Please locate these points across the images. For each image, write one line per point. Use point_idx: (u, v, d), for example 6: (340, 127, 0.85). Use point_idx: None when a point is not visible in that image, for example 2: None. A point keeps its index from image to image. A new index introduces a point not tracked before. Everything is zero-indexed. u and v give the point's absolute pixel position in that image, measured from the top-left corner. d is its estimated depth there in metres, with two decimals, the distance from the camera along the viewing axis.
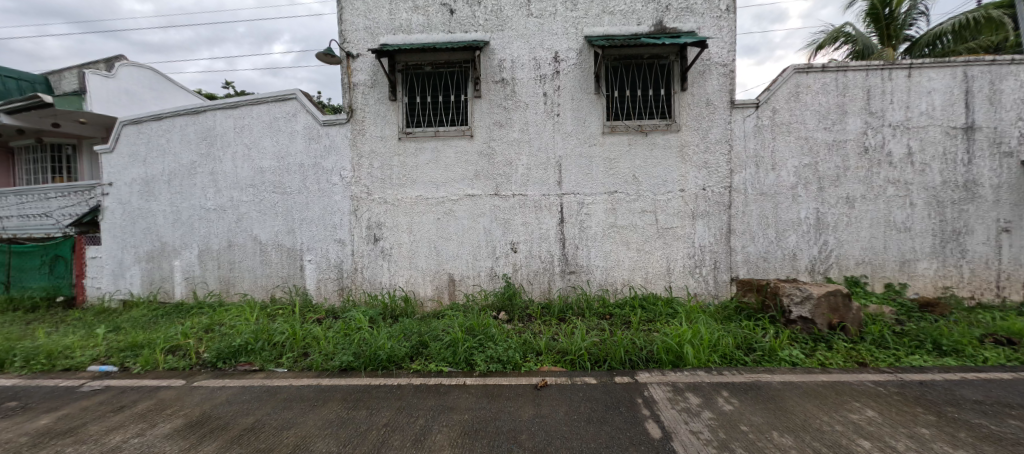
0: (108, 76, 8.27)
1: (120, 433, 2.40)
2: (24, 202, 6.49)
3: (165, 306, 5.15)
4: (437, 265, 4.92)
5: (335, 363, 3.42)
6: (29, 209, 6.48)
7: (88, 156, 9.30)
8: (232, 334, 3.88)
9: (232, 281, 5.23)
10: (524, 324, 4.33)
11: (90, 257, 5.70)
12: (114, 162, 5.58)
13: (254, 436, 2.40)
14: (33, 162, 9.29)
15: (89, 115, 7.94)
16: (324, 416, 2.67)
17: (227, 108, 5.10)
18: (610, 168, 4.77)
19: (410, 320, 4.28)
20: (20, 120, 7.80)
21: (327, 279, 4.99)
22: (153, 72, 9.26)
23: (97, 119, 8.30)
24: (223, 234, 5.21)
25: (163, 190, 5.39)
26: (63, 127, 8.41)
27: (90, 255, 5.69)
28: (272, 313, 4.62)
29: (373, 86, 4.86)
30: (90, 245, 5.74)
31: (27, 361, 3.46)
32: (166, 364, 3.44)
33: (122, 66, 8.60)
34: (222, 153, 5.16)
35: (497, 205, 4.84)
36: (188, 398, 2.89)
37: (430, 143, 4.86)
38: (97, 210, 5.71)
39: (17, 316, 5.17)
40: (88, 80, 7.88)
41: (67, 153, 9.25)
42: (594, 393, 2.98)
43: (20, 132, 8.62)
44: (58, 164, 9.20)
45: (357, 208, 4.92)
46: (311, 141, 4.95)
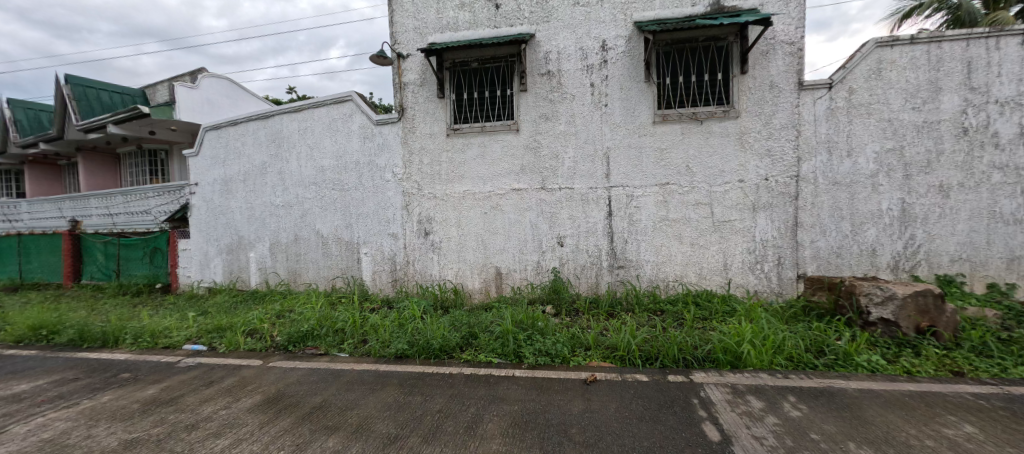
0: (192, 87, 9.22)
1: (211, 404, 2.73)
2: (131, 200, 7.20)
3: (243, 293, 5.69)
4: (484, 259, 5.00)
5: (391, 350, 3.59)
6: (133, 207, 7.19)
7: (178, 159, 10.40)
8: (300, 320, 4.21)
9: (299, 272, 5.65)
10: (571, 318, 4.28)
11: (180, 249, 6.41)
12: (198, 165, 6.23)
13: (322, 415, 2.65)
14: (136, 166, 10.61)
15: (178, 123, 8.90)
16: (383, 399, 2.86)
17: (292, 112, 5.51)
18: (662, 158, 4.57)
19: (459, 311, 4.39)
20: (125, 129, 8.85)
21: (382, 270, 5.25)
22: (228, 82, 10.20)
23: (184, 127, 9.29)
24: (290, 229, 5.65)
25: (240, 189, 5.93)
26: (158, 134, 9.48)
27: (181, 247, 6.41)
28: (334, 301, 4.95)
29: (422, 85, 5.01)
30: (181, 238, 6.46)
31: (136, 338, 3.96)
32: (246, 345, 3.79)
33: (204, 78, 9.55)
34: (288, 154, 5.58)
35: (543, 199, 4.82)
36: (265, 376, 3.18)
37: (477, 139, 4.93)
38: (186, 206, 6.38)
39: (126, 300, 5.95)
40: (177, 91, 8.85)
41: (161, 157, 10.41)
42: (645, 390, 2.90)
43: (124, 140, 9.86)
44: (154, 167, 10.42)
45: (408, 204, 5.12)
46: (366, 139, 5.21)
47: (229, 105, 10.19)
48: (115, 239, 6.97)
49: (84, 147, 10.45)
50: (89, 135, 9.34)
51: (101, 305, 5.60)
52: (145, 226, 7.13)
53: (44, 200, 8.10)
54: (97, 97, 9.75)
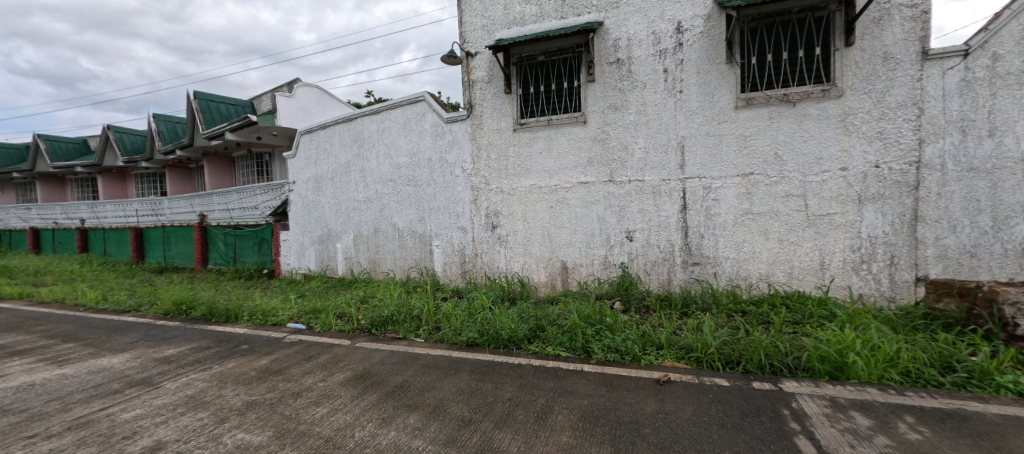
0: (290, 96, 10.39)
1: (311, 377, 3.09)
2: (242, 196, 8.15)
3: (332, 280, 6.31)
4: (550, 253, 5.01)
5: (462, 338, 3.75)
6: (244, 202, 8.15)
7: (279, 161, 11.87)
8: (381, 306, 4.57)
9: (378, 261, 6.12)
10: (641, 316, 4.12)
11: (282, 239, 7.30)
12: (295, 165, 7.01)
13: (403, 394, 2.87)
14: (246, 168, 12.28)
15: (278, 128, 10.09)
16: (457, 384, 3.00)
17: (372, 114, 5.96)
18: (746, 146, 4.19)
19: (526, 304, 4.45)
20: (239, 135, 10.25)
21: (452, 262, 5.49)
22: (318, 90, 11.34)
23: (284, 132, 10.52)
24: (371, 222, 6.14)
25: (328, 186, 6.57)
26: (264, 139, 10.82)
27: (282, 238, 7.28)
28: (410, 290, 5.29)
29: (490, 82, 5.12)
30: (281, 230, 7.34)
31: (250, 315, 4.59)
32: (337, 327, 4.21)
33: (299, 87, 10.72)
34: (368, 153, 6.05)
35: (611, 193, 4.68)
36: (354, 355, 3.50)
37: (544, 132, 4.92)
38: (285, 202, 7.23)
39: (241, 282, 6.91)
40: (278, 101, 10.04)
41: (266, 160, 11.97)
42: (726, 396, 2.70)
43: (238, 145, 11.44)
44: (261, 168, 12.00)
45: (477, 198, 5.28)
46: (437, 137, 5.47)
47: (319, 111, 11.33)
48: (232, 231, 8.09)
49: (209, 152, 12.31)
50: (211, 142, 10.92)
51: (223, 286, 6.57)
52: (252, 218, 8.09)
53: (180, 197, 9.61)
54: (216, 109, 11.36)
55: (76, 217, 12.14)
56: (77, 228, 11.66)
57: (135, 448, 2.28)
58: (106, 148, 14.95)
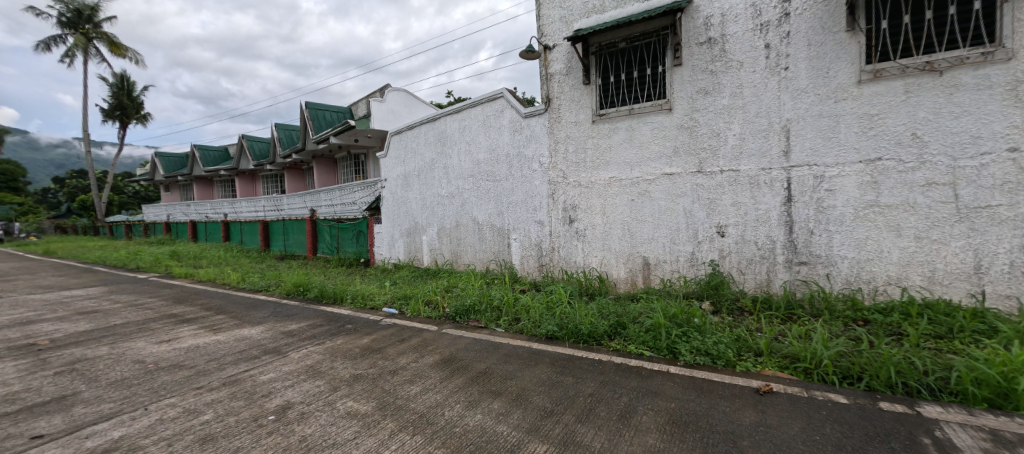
0: (381, 101, 11.40)
1: (405, 357, 3.37)
2: (343, 193, 9.21)
3: (419, 269, 6.81)
4: (630, 248, 4.82)
5: (542, 330, 3.79)
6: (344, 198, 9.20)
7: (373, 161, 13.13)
8: (464, 295, 4.81)
9: (459, 253, 6.46)
10: (735, 318, 3.78)
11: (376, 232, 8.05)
12: (386, 164, 7.68)
13: (487, 380, 2.99)
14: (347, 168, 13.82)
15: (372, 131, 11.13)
16: (538, 375, 3.05)
17: (454, 113, 6.29)
18: (871, 127, 3.58)
19: (606, 300, 4.35)
20: (341, 139, 11.54)
21: (529, 255, 5.58)
22: (406, 93, 12.25)
23: (377, 134, 11.61)
24: (452, 216, 6.48)
25: (414, 183, 7.09)
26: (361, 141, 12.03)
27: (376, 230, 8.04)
28: (489, 281, 5.49)
29: (568, 74, 5.07)
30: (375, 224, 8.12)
31: (353, 298, 5.15)
32: (425, 313, 4.53)
33: (389, 92, 11.70)
34: (450, 151, 6.38)
35: (700, 184, 4.35)
36: (441, 340, 3.74)
37: (624, 123, 4.73)
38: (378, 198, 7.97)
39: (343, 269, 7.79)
40: (371, 106, 11.08)
41: (362, 160, 13.32)
42: (845, 415, 2.35)
43: (340, 148, 12.89)
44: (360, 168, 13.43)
45: (554, 192, 5.29)
46: (515, 133, 5.57)
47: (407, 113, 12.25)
48: (334, 223, 9.12)
49: (318, 154, 14.08)
50: (317, 146, 12.45)
51: (329, 272, 7.48)
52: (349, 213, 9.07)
53: (297, 194, 11.17)
54: (321, 116, 12.88)
55: (220, 211, 14.76)
56: (221, 221, 14.18)
57: (271, 405, 2.71)
58: (240, 154, 17.88)
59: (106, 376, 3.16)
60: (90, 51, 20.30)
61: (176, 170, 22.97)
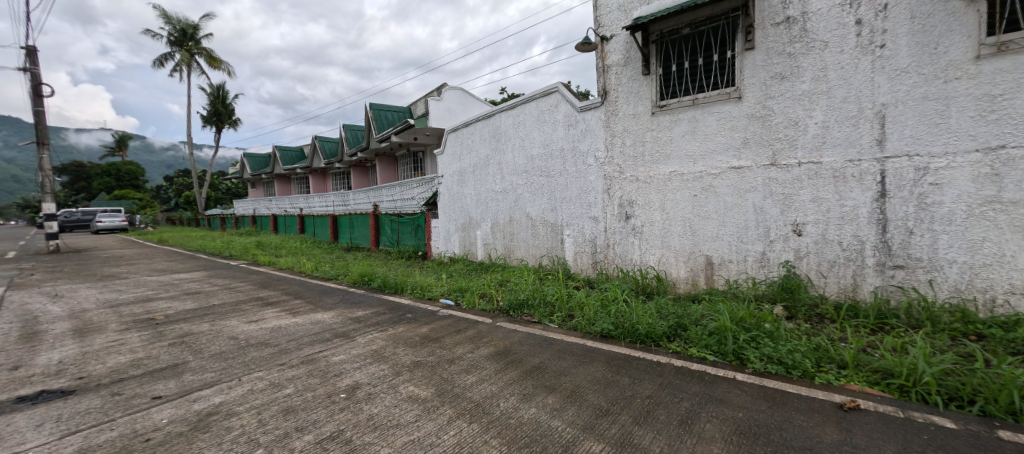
0: (439, 99, 11.86)
1: (461, 347, 3.49)
2: (404, 189, 9.76)
3: (473, 263, 7.02)
4: (692, 246, 4.57)
5: (596, 328, 3.74)
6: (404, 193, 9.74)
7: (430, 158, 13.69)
8: (518, 290, 4.87)
9: (512, 248, 6.55)
10: (813, 326, 3.45)
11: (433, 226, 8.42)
12: (442, 161, 7.99)
13: (541, 374, 3.01)
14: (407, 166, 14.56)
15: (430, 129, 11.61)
16: (592, 372, 3.01)
17: (508, 109, 6.37)
18: (993, 110, 3.05)
19: (665, 300, 4.17)
20: (402, 138, 12.18)
21: (583, 252, 5.51)
22: (462, 91, 12.60)
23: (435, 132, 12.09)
24: (506, 212, 6.59)
25: (469, 179, 7.31)
26: (420, 139, 12.60)
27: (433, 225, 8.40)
28: (542, 276, 5.52)
29: (626, 64, 4.91)
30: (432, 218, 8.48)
31: (412, 289, 5.43)
32: (480, 306, 4.65)
33: (446, 90, 12.12)
34: (505, 146, 6.47)
35: (773, 178, 4.01)
36: (496, 333, 3.83)
37: (687, 113, 4.48)
38: (436, 194, 8.31)
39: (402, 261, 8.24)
40: (430, 104, 11.57)
41: (420, 157, 13.96)
42: (953, 442, 2.04)
43: (401, 146, 13.60)
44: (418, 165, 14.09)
45: (609, 188, 5.17)
46: (570, 127, 5.52)
47: (462, 110, 12.60)
48: (394, 217, 9.65)
49: (381, 152, 14.99)
50: (380, 144, 13.25)
51: (390, 263, 7.95)
52: (409, 207, 9.59)
53: (361, 190, 11.99)
54: (383, 117, 13.66)
55: (296, 206, 16.28)
56: (297, 214, 15.64)
57: (342, 384, 2.95)
58: (315, 153, 19.52)
59: (208, 348, 3.63)
60: (194, 66, 23.30)
61: (260, 169, 25.64)
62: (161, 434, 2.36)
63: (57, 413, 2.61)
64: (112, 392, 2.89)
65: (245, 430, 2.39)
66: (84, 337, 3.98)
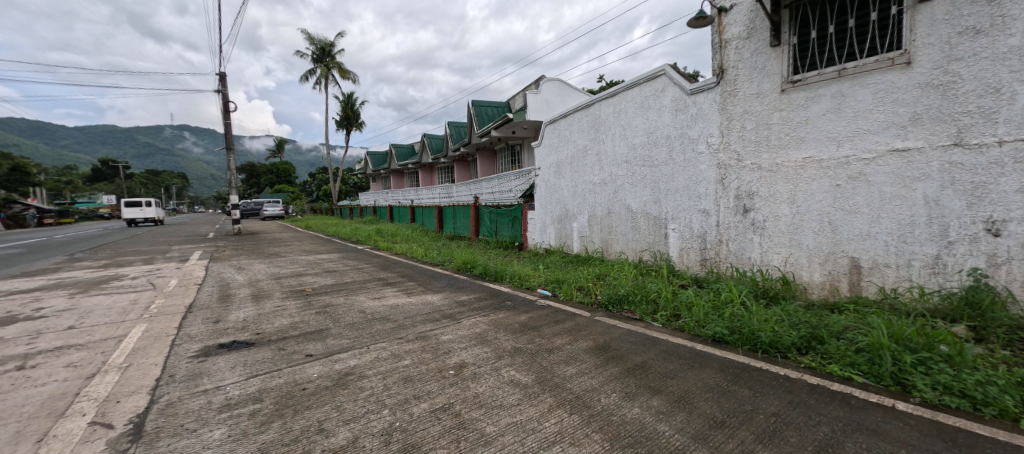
0: (537, 92, 12.08)
1: (560, 338, 3.52)
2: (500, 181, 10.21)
3: (570, 255, 7.12)
4: (832, 246, 3.88)
5: (708, 331, 3.44)
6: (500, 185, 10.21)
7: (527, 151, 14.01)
8: (617, 284, 4.75)
9: (610, 242, 6.52)
10: (1018, 355, 2.64)
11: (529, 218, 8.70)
12: (541, 153, 8.27)
13: (645, 374, 2.87)
14: (506, 159, 15.17)
15: (528, 122, 11.87)
16: (703, 379, 2.77)
17: (610, 97, 6.33)
18: None
19: (793, 306, 3.65)
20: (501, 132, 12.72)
21: (691, 248, 5.17)
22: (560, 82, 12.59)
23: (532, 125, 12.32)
24: (604, 204, 6.58)
25: (568, 171, 7.45)
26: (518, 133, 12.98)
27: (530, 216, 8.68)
28: (644, 272, 5.36)
29: (749, 37, 4.43)
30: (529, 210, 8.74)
31: (511, 278, 5.65)
32: (577, 298, 4.65)
33: (544, 83, 12.25)
34: (605, 136, 6.48)
35: (956, 163, 3.15)
36: (594, 327, 3.77)
37: (831, 88, 3.80)
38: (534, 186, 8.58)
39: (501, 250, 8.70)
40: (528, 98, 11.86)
41: (518, 150, 14.40)
42: None
43: (500, 140, 14.20)
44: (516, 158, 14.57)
45: (724, 177, 4.71)
46: (678, 112, 5.20)
47: (560, 101, 12.58)
48: (492, 209, 10.17)
49: (482, 147, 15.87)
50: (481, 139, 14.02)
51: (490, 252, 8.44)
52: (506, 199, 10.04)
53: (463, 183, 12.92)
54: (483, 112, 14.40)
55: (408, 198, 18.25)
56: (408, 205, 17.55)
57: (451, 361, 3.21)
58: (423, 150, 21.49)
59: (344, 318, 4.29)
60: (331, 78, 27.48)
61: (379, 165, 29.27)
62: (313, 385, 2.87)
63: (244, 359, 3.35)
64: (279, 347, 3.60)
65: (374, 391, 2.76)
66: (260, 301, 5.04)
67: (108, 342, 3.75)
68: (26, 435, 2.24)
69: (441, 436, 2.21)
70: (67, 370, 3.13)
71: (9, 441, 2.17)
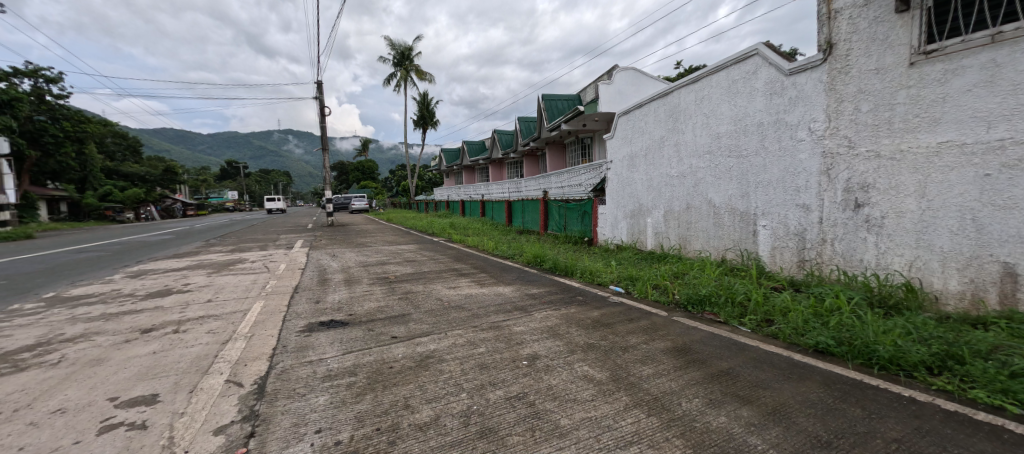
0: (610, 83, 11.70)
1: (635, 337, 3.42)
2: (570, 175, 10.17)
3: (644, 252, 6.92)
4: (976, 248, 3.22)
5: (808, 340, 3.09)
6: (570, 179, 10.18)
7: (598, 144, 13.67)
8: (698, 284, 4.48)
9: (689, 239, 6.24)
10: None
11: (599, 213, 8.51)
12: (613, 145, 8.07)
13: (732, 381, 2.67)
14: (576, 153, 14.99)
15: (600, 114, 11.56)
16: (803, 392, 2.49)
17: (691, 84, 6.04)
18: None
19: (921, 318, 3.14)
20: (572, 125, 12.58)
21: (786, 247, 4.74)
22: (635, 71, 12.07)
23: (604, 117, 11.98)
24: (683, 198, 6.29)
25: (642, 163, 7.19)
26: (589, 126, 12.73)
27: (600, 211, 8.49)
28: (729, 272, 5.02)
29: (866, 4, 3.83)
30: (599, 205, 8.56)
31: (581, 273, 5.61)
32: (653, 296, 4.46)
33: (618, 73, 11.82)
34: (684, 125, 6.19)
35: None
36: (672, 327, 3.60)
37: (980, 56, 3.14)
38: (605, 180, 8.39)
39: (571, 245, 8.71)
40: (600, 89, 11.55)
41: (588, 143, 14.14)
42: None
43: (570, 133, 14.06)
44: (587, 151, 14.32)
45: (831, 168, 4.18)
46: (773, 96, 4.77)
47: (634, 91, 12.07)
48: (560, 203, 10.15)
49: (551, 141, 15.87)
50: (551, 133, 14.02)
51: (559, 246, 8.46)
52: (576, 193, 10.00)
53: (533, 178, 13.09)
54: (554, 106, 14.33)
55: (479, 193, 18.94)
56: (479, 200, 18.22)
57: (524, 352, 3.27)
58: (494, 146, 22.08)
59: (423, 305, 4.60)
60: (409, 81, 29.35)
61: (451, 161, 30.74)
62: (398, 365, 3.13)
63: (340, 337, 3.75)
64: (369, 328, 3.98)
65: (452, 375, 2.92)
66: (351, 285, 5.62)
67: (236, 314, 4.46)
68: (182, 386, 2.76)
69: (517, 423, 2.27)
70: (208, 336, 3.79)
71: (170, 389, 2.70)
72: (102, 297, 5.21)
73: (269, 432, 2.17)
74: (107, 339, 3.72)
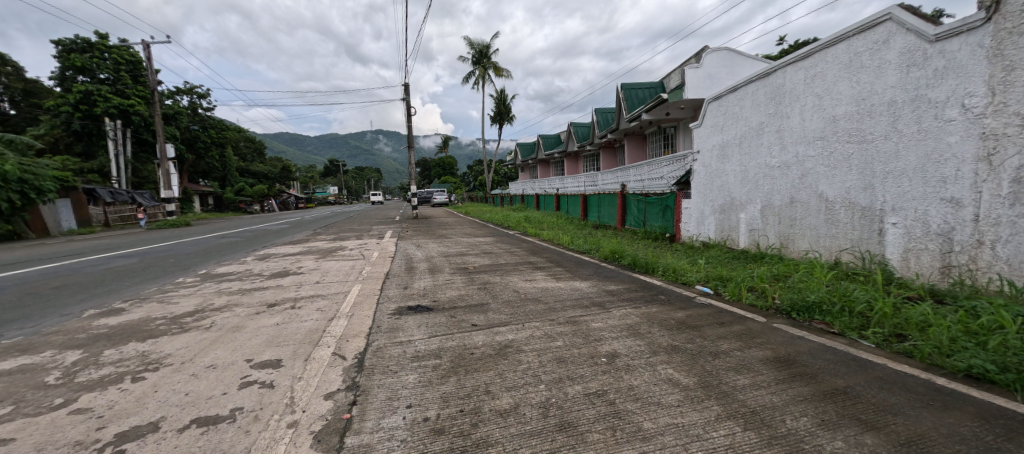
0: (698, 66, 10.78)
1: (726, 343, 3.15)
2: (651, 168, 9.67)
3: (736, 251, 6.38)
4: None
5: (959, 364, 2.54)
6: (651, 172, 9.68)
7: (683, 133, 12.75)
8: (805, 289, 3.99)
9: (792, 238, 5.60)
10: None
11: (683, 208, 7.96)
12: (701, 134, 7.48)
13: (849, 402, 2.33)
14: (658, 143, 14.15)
15: (685, 101, 10.75)
16: (948, 425, 2.07)
17: (800, 61, 5.35)
18: None
19: None
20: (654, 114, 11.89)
21: (923, 250, 3.97)
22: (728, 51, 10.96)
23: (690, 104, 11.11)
24: (786, 192, 5.65)
25: (735, 153, 6.59)
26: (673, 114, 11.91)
27: (683, 205, 7.94)
28: (845, 276, 4.38)
29: None
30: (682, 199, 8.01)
31: (664, 271, 5.32)
32: (748, 299, 4.06)
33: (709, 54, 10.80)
34: (790, 109, 5.53)
35: None
36: (773, 335, 3.25)
37: None
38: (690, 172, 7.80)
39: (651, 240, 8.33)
40: (686, 74, 10.73)
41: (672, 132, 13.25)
42: None
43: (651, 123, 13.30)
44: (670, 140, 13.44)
45: (993, 153, 3.37)
46: (910, 68, 4.00)
47: (726, 73, 10.98)
48: (639, 197, 9.71)
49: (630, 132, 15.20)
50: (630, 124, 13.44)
51: (638, 242, 8.12)
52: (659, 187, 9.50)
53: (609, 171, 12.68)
54: (633, 95, 13.68)
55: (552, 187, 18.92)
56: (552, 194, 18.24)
57: (602, 349, 3.21)
58: (569, 139, 21.83)
59: (501, 296, 4.76)
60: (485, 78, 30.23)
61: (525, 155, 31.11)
62: (479, 351, 3.29)
63: (426, 321, 4.05)
64: (451, 315, 4.23)
65: (530, 366, 2.99)
66: (434, 274, 6.03)
67: (339, 295, 5.06)
68: (299, 354, 3.23)
69: (597, 420, 2.25)
70: (317, 313, 4.36)
71: (291, 356, 3.18)
72: (239, 275, 6.30)
73: (369, 401, 2.44)
74: (243, 311, 4.48)
